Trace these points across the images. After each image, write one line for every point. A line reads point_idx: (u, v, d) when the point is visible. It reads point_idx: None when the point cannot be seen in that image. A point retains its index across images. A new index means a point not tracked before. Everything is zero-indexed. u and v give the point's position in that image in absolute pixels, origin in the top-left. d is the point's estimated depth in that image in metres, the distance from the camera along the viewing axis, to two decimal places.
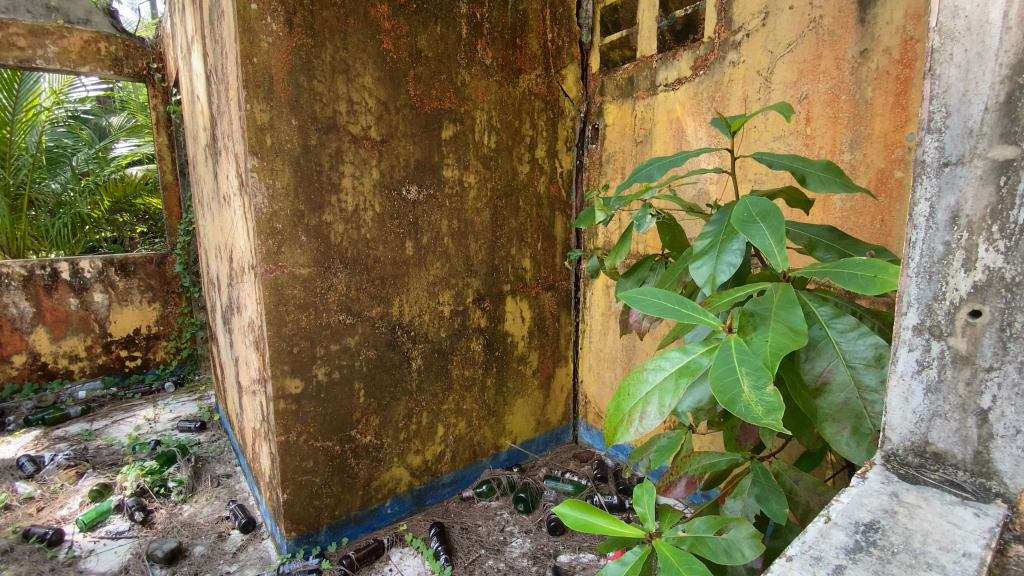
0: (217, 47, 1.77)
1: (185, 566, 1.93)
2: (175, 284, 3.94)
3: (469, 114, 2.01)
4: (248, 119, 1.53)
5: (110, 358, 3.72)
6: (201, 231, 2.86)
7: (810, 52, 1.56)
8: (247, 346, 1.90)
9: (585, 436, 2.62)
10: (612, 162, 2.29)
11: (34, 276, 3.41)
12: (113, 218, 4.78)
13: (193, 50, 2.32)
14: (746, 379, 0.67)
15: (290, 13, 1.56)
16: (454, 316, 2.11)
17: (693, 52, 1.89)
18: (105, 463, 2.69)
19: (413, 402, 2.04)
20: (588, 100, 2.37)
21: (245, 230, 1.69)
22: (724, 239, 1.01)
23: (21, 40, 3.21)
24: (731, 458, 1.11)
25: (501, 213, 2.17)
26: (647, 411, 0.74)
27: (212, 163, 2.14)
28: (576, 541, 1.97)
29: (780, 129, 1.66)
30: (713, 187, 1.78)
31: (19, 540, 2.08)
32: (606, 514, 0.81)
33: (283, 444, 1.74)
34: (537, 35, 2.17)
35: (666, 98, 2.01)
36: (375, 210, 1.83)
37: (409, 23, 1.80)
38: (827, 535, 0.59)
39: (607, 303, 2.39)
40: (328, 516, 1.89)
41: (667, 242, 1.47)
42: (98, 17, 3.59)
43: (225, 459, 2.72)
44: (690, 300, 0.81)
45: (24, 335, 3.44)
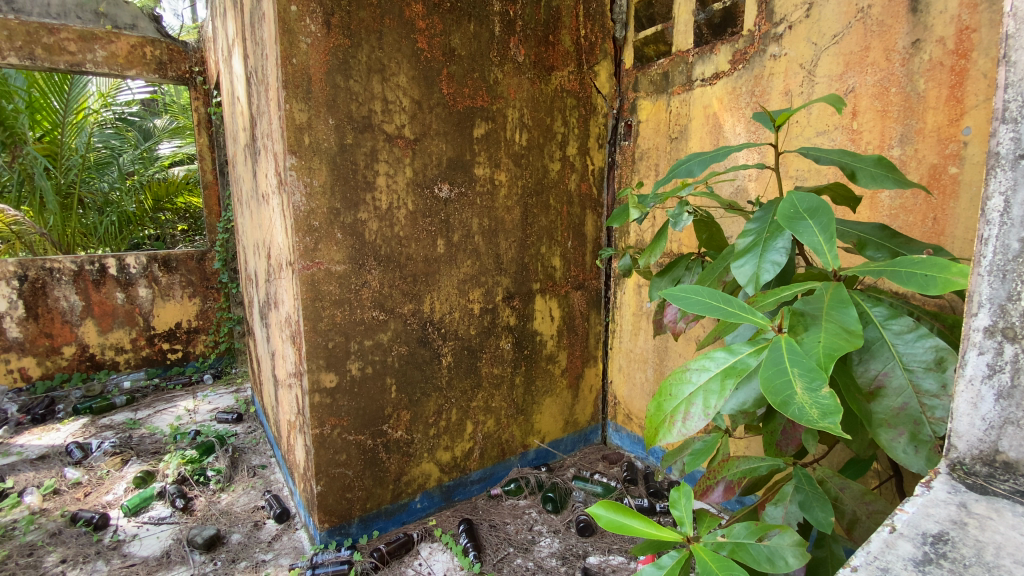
0: (257, 49, 1.81)
1: (223, 553, 1.99)
2: (214, 280, 4.06)
3: (501, 112, 2.00)
4: (287, 118, 1.56)
5: (153, 351, 3.88)
6: (239, 229, 2.95)
7: (857, 44, 1.50)
8: (284, 340, 1.95)
9: (615, 437, 2.60)
10: (644, 159, 2.25)
11: (83, 272, 3.58)
12: (156, 216, 5.06)
13: (234, 53, 2.39)
14: (799, 380, 0.64)
15: (329, 14, 1.59)
16: (484, 314, 2.12)
17: (731, 46, 1.85)
18: (148, 451, 2.80)
19: (443, 399, 2.05)
20: (621, 96, 2.33)
21: (283, 227, 1.72)
22: (768, 237, 0.98)
23: (71, 45, 3.37)
24: (773, 464, 1.07)
25: (532, 211, 2.17)
26: (691, 412, 0.72)
27: (251, 162, 2.19)
28: (605, 542, 1.96)
29: (824, 123, 1.60)
30: (752, 184, 1.74)
31: (68, 523, 2.18)
32: (641, 517, 0.79)
33: (318, 437, 1.78)
34: (569, 31, 2.15)
35: (703, 93, 1.97)
36: (408, 208, 1.84)
37: (443, 22, 1.81)
38: (893, 546, 0.56)
39: (638, 303, 2.35)
40: (359, 509, 1.92)
41: (704, 241, 1.44)
42: (143, 22, 3.69)
43: (260, 450, 2.80)
44: (736, 298, 0.78)
45: (74, 328, 3.61)
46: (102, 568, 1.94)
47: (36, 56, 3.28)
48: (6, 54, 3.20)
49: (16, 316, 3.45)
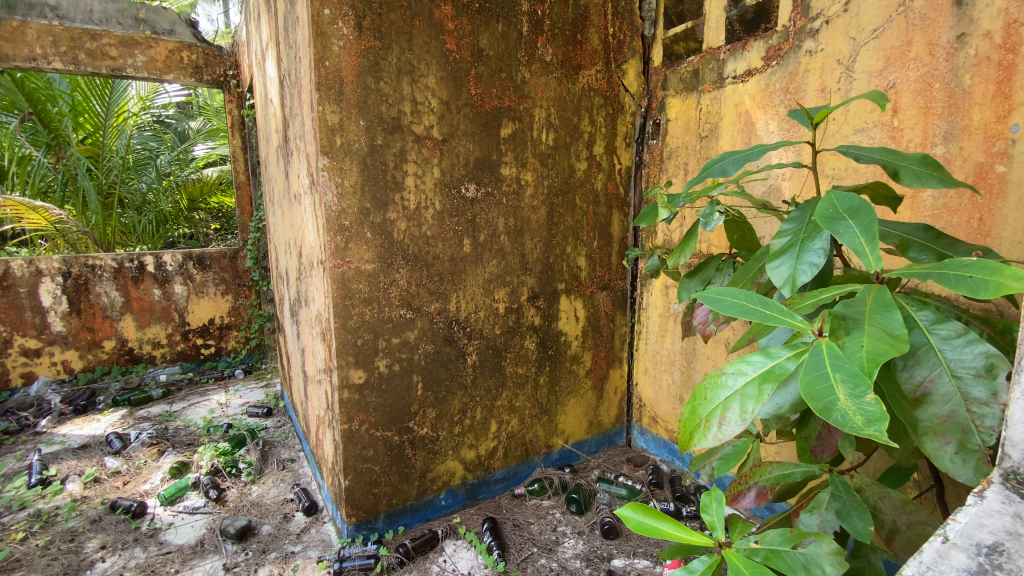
0: (291, 52, 1.85)
1: (254, 544, 2.05)
2: (246, 277, 4.18)
3: (528, 112, 2.00)
4: (319, 120, 1.59)
5: (187, 346, 4.02)
6: (271, 228, 3.02)
7: (898, 38, 1.45)
8: (315, 337, 1.99)
9: (640, 440, 2.57)
10: (673, 158, 2.22)
11: (123, 269, 3.72)
12: (191, 216, 5.24)
13: (268, 56, 2.44)
14: (841, 386, 0.62)
15: (360, 17, 1.61)
16: (509, 314, 2.12)
17: (765, 42, 1.81)
18: (183, 442, 2.90)
19: (468, 397, 2.07)
20: (649, 95, 2.31)
21: (315, 226, 1.76)
22: (805, 238, 0.96)
23: (113, 50, 3.50)
24: (807, 470, 1.04)
25: (557, 211, 2.16)
26: (727, 417, 0.70)
27: (283, 163, 2.24)
28: (630, 545, 1.94)
29: (863, 120, 1.55)
30: (785, 183, 1.70)
31: (108, 510, 2.27)
32: (671, 520, 0.78)
33: (346, 432, 1.81)
34: (597, 30, 2.14)
35: (734, 90, 1.93)
36: (435, 208, 1.86)
37: (471, 23, 1.82)
38: (946, 556, 0.55)
39: (665, 304, 2.33)
40: (386, 504, 1.95)
41: (735, 241, 1.41)
42: (181, 28, 3.82)
43: (289, 444, 2.86)
44: (774, 301, 0.76)
45: (114, 323, 3.76)
46: (140, 554, 2.01)
47: (79, 61, 3.42)
48: (52, 59, 3.35)
49: (61, 311, 3.60)
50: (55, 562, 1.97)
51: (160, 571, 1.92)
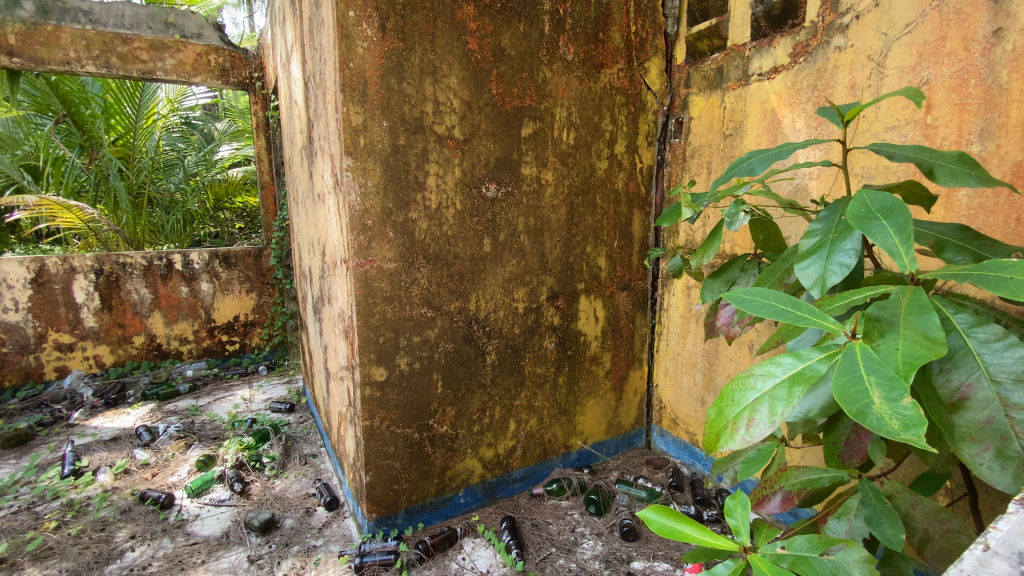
0: (316, 54, 1.88)
1: (277, 537, 2.09)
2: (270, 276, 4.27)
3: (549, 111, 2.00)
4: (344, 121, 1.62)
5: (213, 342, 4.12)
6: (294, 227, 3.07)
7: (933, 33, 1.41)
8: (337, 335, 2.02)
9: (659, 442, 2.55)
10: (696, 157, 2.19)
11: (152, 267, 3.84)
12: (216, 215, 5.39)
13: (292, 58, 2.49)
14: (877, 390, 0.61)
15: (384, 18, 1.63)
16: (528, 313, 2.12)
17: (792, 38, 1.77)
18: (209, 436, 2.97)
19: (486, 396, 2.07)
20: (672, 93, 2.28)
21: (339, 226, 1.79)
22: (835, 238, 0.94)
23: (143, 54, 3.60)
24: (835, 475, 1.02)
25: (578, 210, 2.15)
26: (755, 419, 0.69)
27: (308, 163, 2.28)
28: (650, 548, 1.93)
29: (895, 117, 1.51)
30: (813, 182, 1.67)
31: (137, 501, 2.34)
32: (695, 523, 0.77)
33: (368, 429, 1.83)
34: (620, 28, 2.12)
35: (760, 88, 1.90)
36: (456, 208, 1.87)
37: (493, 23, 1.83)
38: (988, 564, 0.53)
39: (687, 305, 2.30)
40: (405, 501, 1.97)
41: (761, 241, 1.39)
42: (208, 31, 3.91)
43: (311, 440, 2.91)
44: (806, 301, 0.74)
45: (144, 319, 3.87)
46: (168, 544, 2.07)
47: (111, 64, 3.52)
48: (86, 63, 3.45)
49: (93, 307, 3.72)
50: (87, 551, 2.03)
51: (187, 561, 1.97)
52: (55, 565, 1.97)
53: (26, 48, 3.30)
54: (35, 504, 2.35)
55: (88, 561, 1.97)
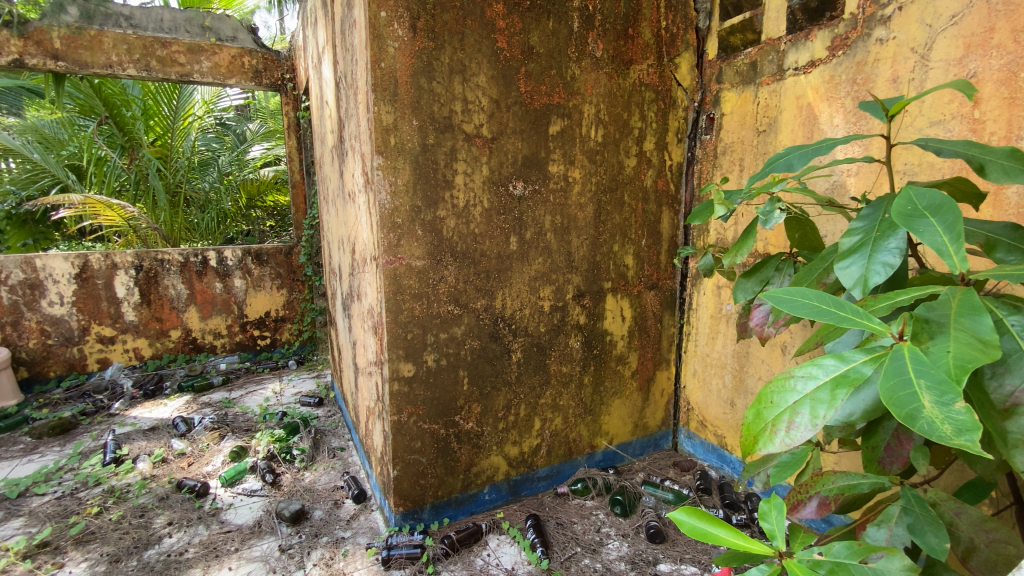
0: (348, 54, 1.91)
1: (307, 527, 2.14)
2: (300, 273, 4.37)
3: (577, 108, 1.99)
4: (375, 120, 1.64)
5: (245, 337, 4.24)
6: (324, 224, 3.13)
7: (980, 24, 1.35)
8: (366, 330, 2.05)
9: (686, 444, 2.51)
10: (728, 154, 2.15)
11: (189, 263, 3.97)
12: (248, 213, 5.58)
13: (324, 59, 2.53)
14: (926, 393, 0.59)
15: (415, 18, 1.65)
16: (554, 312, 2.11)
17: (831, 31, 1.72)
18: (242, 428, 3.06)
19: (512, 393, 2.08)
20: (703, 89, 2.24)
21: (369, 224, 1.81)
22: (878, 237, 0.91)
23: (181, 57, 3.73)
24: (876, 482, 0.98)
25: (605, 208, 2.14)
26: (796, 421, 0.68)
27: (338, 162, 2.32)
28: (677, 551, 1.90)
29: (939, 112, 1.45)
30: (851, 180, 1.62)
31: (174, 489, 2.43)
32: (729, 526, 0.75)
33: (396, 423, 1.86)
34: (650, 23, 2.10)
35: (795, 83, 1.85)
36: (483, 206, 1.88)
37: (522, 20, 1.82)
38: None
39: (717, 305, 2.26)
40: (431, 496, 1.99)
41: (796, 240, 1.36)
42: (243, 34, 4.02)
43: (339, 433, 2.97)
44: (849, 301, 0.72)
45: (180, 313, 4.01)
46: (203, 532, 2.14)
47: (151, 67, 3.65)
48: (127, 66, 3.59)
49: (133, 301, 3.87)
50: (127, 536, 2.11)
51: (221, 548, 2.03)
52: (97, 549, 2.05)
53: (71, 52, 3.45)
54: (78, 490, 2.46)
55: (128, 546, 2.06)
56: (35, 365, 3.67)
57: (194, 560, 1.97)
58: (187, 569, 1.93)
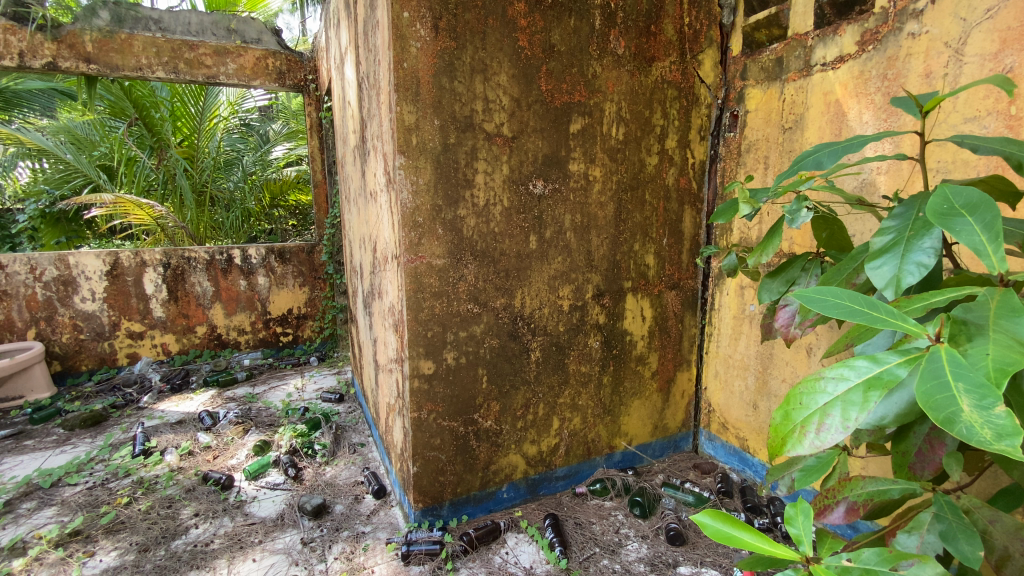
0: (370, 55, 1.93)
1: (329, 521, 2.17)
2: (321, 271, 4.45)
3: (598, 106, 1.98)
4: (397, 120, 1.66)
5: (268, 333, 4.33)
6: (346, 223, 3.17)
7: (1016, 18, 1.31)
8: (387, 328, 2.08)
9: (707, 446, 2.48)
10: (752, 151, 2.11)
11: (214, 261, 4.07)
12: (271, 212, 5.69)
13: (347, 60, 2.56)
14: (965, 396, 0.57)
15: (437, 18, 1.66)
16: (574, 311, 2.11)
17: (860, 26, 1.68)
18: (265, 423, 3.12)
19: (531, 392, 2.08)
20: (727, 86, 2.21)
21: (390, 223, 1.83)
22: (911, 236, 0.89)
23: (208, 59, 3.82)
24: (906, 488, 0.95)
25: (626, 206, 2.12)
26: (826, 424, 0.66)
27: (360, 162, 2.35)
28: (697, 554, 1.89)
29: (974, 108, 1.41)
30: (882, 178, 1.58)
31: (200, 481, 2.50)
32: (753, 530, 0.73)
33: (416, 420, 1.88)
34: (673, 20, 2.07)
35: (823, 78, 1.81)
36: (503, 205, 1.88)
37: (544, 19, 1.82)
38: None
39: (739, 306, 2.23)
40: (450, 493, 2.00)
41: (824, 239, 1.34)
42: (267, 36, 4.09)
43: (359, 429, 3.01)
44: (882, 302, 0.70)
45: (206, 310, 4.11)
46: (228, 523, 2.19)
47: (179, 70, 3.75)
48: (155, 69, 3.69)
49: (161, 298, 3.98)
50: (154, 527, 2.17)
51: (245, 540, 2.08)
52: (126, 538, 2.11)
53: (102, 55, 3.56)
54: (108, 480, 2.54)
55: (157, 536, 2.12)
56: (68, 359, 3.80)
57: (219, 551, 2.02)
58: (212, 559, 1.97)
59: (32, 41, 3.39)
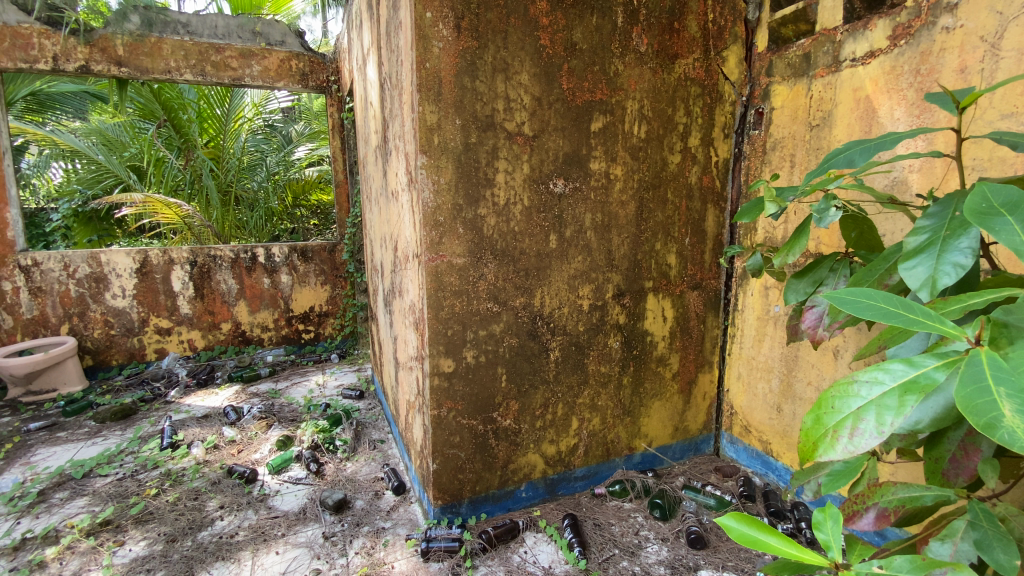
0: (392, 55, 1.95)
1: (350, 516, 2.21)
2: (342, 269, 4.52)
3: (620, 104, 1.96)
4: (420, 120, 1.67)
5: (291, 330, 4.41)
6: (367, 222, 3.20)
7: None
8: (407, 326, 2.10)
9: (729, 449, 2.45)
10: (778, 149, 2.07)
11: (239, 259, 4.16)
12: (293, 211, 5.80)
13: (369, 61, 2.59)
14: (1007, 402, 0.55)
15: (459, 18, 1.66)
16: (594, 311, 2.10)
17: (891, 20, 1.64)
18: (288, 418, 3.18)
19: (550, 392, 2.08)
20: (752, 82, 2.17)
21: (412, 222, 1.85)
22: (947, 236, 0.86)
23: (234, 62, 3.91)
24: (940, 494, 0.92)
25: (648, 205, 2.10)
26: (859, 428, 0.65)
27: (382, 162, 2.38)
28: (719, 558, 1.86)
29: (1011, 104, 1.36)
30: (913, 176, 1.54)
31: (225, 474, 2.56)
32: (780, 534, 0.71)
33: (435, 418, 1.89)
34: (696, 16, 2.04)
35: (852, 74, 1.76)
36: (523, 204, 1.89)
37: (566, 17, 1.81)
38: None
39: (763, 307, 2.19)
40: (469, 491, 2.01)
41: (853, 239, 1.31)
42: (291, 38, 4.16)
43: (379, 426, 3.05)
44: (919, 303, 0.68)
45: (230, 307, 4.20)
46: (252, 516, 2.24)
47: (206, 72, 3.85)
48: (183, 71, 3.79)
49: (188, 295, 4.08)
50: (182, 518, 2.23)
51: (269, 533, 2.12)
52: (155, 529, 2.17)
53: (133, 58, 3.67)
54: (137, 472, 2.62)
55: (184, 527, 2.17)
56: (99, 353, 3.92)
57: (243, 543, 2.06)
58: (237, 551, 2.02)
59: (66, 45, 3.51)
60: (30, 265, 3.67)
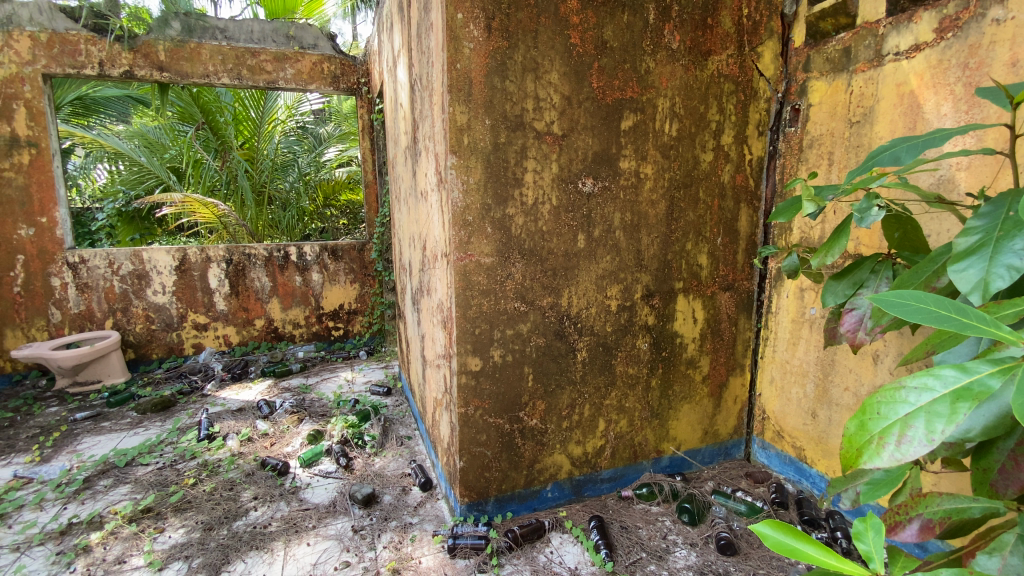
0: (423, 57, 1.98)
1: (378, 511, 2.24)
2: (371, 268, 4.60)
3: (651, 102, 1.94)
4: (450, 121, 1.68)
5: (321, 327, 4.52)
6: (396, 222, 3.25)
7: None
8: (435, 325, 2.12)
9: (760, 454, 2.39)
10: (815, 147, 2.01)
11: (272, 257, 4.28)
12: (324, 211, 5.93)
13: (399, 63, 2.63)
14: None
15: (490, 18, 1.67)
16: (621, 311, 2.08)
17: (938, 12, 1.57)
18: (318, 413, 3.25)
19: (577, 393, 2.07)
20: (788, 79, 2.12)
21: (441, 222, 1.87)
22: (1001, 237, 0.83)
23: (268, 65, 4.03)
24: (988, 507, 0.87)
25: (678, 205, 2.07)
26: (907, 435, 0.62)
27: (411, 162, 2.41)
28: (750, 565, 1.82)
29: None
30: (961, 174, 1.48)
31: (258, 466, 2.64)
32: (818, 543, 0.69)
33: (463, 416, 1.91)
34: (731, 12, 2.00)
35: (896, 69, 1.70)
36: (552, 203, 1.88)
37: (596, 15, 1.80)
38: None
39: (798, 309, 2.13)
40: (495, 489, 2.02)
41: (895, 240, 1.26)
42: (323, 41, 4.25)
43: (406, 422, 3.09)
44: (972, 307, 0.65)
45: (264, 304, 4.33)
46: (284, 508, 2.30)
47: (242, 76, 3.97)
48: (221, 75, 3.93)
49: (224, 292, 4.22)
50: (218, 507, 2.32)
51: (300, 525, 2.17)
52: (192, 517, 2.26)
53: (174, 63, 3.81)
54: (176, 462, 2.72)
55: (219, 516, 2.25)
56: (141, 347, 4.09)
57: (276, 534, 2.12)
58: (270, 541, 2.08)
59: (111, 51, 3.68)
60: (77, 262, 3.85)
